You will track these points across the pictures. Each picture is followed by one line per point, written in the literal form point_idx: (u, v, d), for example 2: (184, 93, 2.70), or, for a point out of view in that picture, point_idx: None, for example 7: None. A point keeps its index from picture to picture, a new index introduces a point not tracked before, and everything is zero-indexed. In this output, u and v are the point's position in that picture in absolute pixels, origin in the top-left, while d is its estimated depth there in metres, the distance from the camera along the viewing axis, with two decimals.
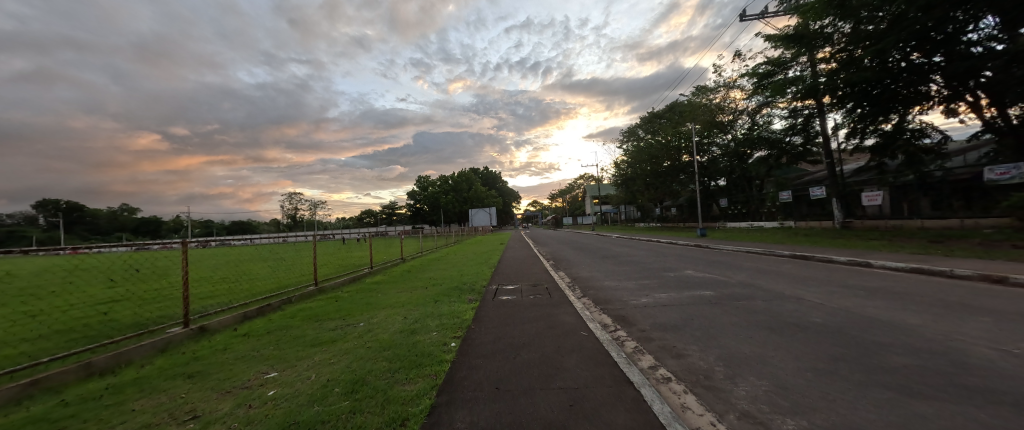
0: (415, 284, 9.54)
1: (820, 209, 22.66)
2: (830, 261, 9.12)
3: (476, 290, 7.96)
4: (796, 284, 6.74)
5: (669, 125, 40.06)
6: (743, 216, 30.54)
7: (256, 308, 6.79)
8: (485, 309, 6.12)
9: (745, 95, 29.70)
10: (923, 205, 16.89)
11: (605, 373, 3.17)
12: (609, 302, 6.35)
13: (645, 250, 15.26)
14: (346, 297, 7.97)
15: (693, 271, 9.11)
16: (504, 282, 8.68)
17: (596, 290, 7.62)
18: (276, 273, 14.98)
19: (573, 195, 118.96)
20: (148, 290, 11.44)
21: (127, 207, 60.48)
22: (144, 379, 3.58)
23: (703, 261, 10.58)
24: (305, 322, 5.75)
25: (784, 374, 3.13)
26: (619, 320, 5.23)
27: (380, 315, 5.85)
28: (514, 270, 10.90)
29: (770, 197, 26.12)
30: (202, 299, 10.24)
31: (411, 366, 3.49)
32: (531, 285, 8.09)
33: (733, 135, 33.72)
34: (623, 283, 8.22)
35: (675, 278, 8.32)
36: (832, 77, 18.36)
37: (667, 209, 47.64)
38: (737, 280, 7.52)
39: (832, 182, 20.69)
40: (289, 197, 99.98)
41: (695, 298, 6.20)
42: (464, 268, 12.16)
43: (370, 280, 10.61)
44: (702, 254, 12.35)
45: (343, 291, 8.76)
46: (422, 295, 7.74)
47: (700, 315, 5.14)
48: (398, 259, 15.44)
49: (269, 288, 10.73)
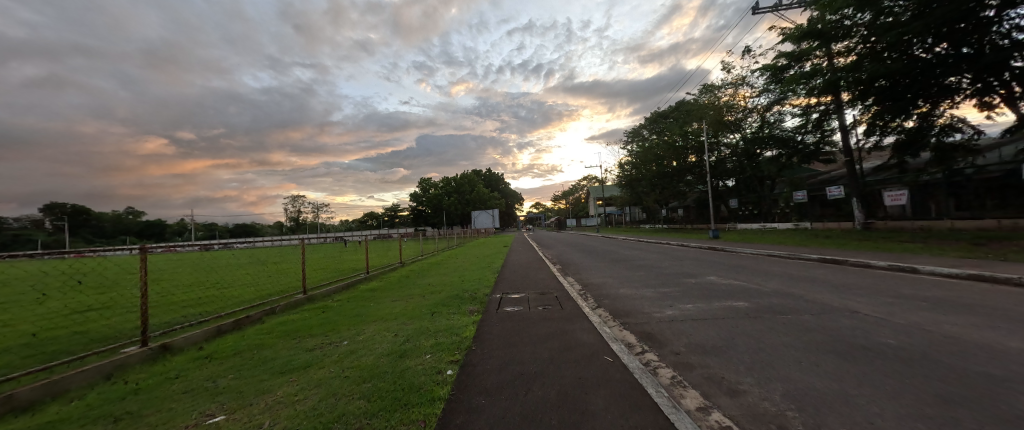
0: (413, 292, 8.79)
1: (838, 209, 21.69)
2: (868, 266, 8.29)
3: (478, 299, 7.21)
4: (842, 294, 5.93)
5: (675, 125, 39.25)
6: (754, 217, 29.66)
7: (231, 321, 6.05)
8: (487, 323, 5.35)
9: (755, 92, 28.85)
10: (952, 204, 15.93)
11: (646, 423, 2.39)
12: (629, 315, 5.56)
13: (657, 253, 14.42)
14: (335, 307, 7.24)
15: (716, 277, 8.31)
16: (509, 290, 7.89)
17: (612, 300, 6.83)
18: (268, 278, 14.27)
19: (577, 197, 118.03)
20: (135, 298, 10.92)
21: (131, 210, 60.65)
22: (58, 424, 2.83)
23: (724, 266, 9.74)
24: (282, 338, 5.01)
25: (886, 424, 2.35)
26: (645, 338, 4.44)
27: (368, 331, 5.10)
28: (519, 276, 10.15)
29: (784, 197, 25.24)
30: (187, 308, 9.63)
31: (393, 408, 2.73)
32: (538, 294, 7.34)
33: (742, 134, 32.78)
34: (640, 291, 7.43)
35: (698, 285, 7.53)
36: (852, 71, 17.47)
37: (674, 211, 46.67)
38: (770, 288, 6.71)
39: (851, 181, 19.76)
40: (292, 200, 100.26)
41: (727, 311, 5.42)
42: (466, 273, 11.40)
43: (365, 286, 9.90)
44: (720, 258, 11.52)
45: (333, 300, 8.05)
46: (418, 305, 6.99)
47: (743, 333, 4.33)
48: (397, 263, 14.71)
49: (257, 296, 10.02)
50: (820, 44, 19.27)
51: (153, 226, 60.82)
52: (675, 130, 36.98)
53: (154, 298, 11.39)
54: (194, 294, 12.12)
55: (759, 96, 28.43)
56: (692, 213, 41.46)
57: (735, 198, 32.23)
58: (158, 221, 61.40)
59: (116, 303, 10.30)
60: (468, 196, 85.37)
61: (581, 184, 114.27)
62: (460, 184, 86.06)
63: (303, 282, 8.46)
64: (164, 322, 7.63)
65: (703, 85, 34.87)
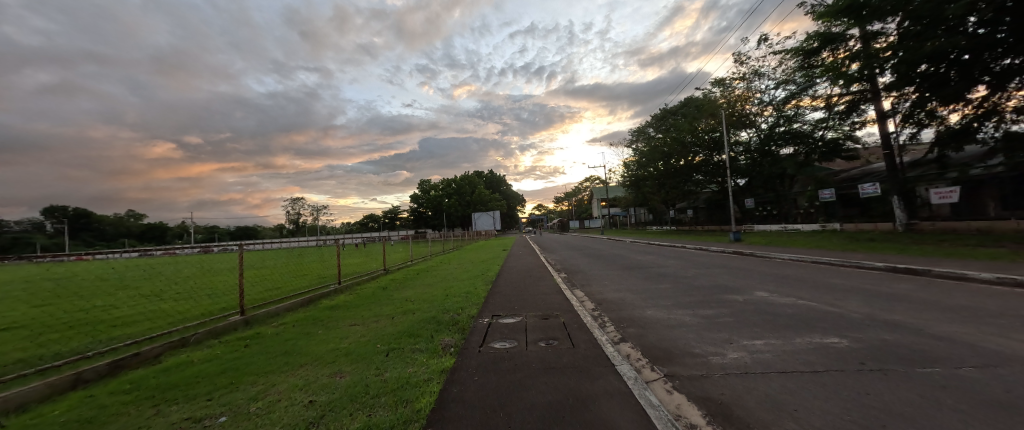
0: (381, 311, 6.98)
1: (870, 209, 19.71)
2: (965, 279, 6.45)
3: (460, 326, 5.44)
4: (976, 325, 4.14)
5: (684, 121, 37.31)
6: (773, 218, 27.68)
7: (107, 364, 4.28)
8: (460, 376, 3.47)
9: (773, 84, 26.91)
10: (1012, 202, 14.00)
11: None
12: (675, 360, 3.72)
13: (675, 259, 12.50)
14: (266, 335, 5.45)
15: (767, 293, 6.51)
16: (502, 312, 6.03)
17: (639, 329, 5.03)
18: (235, 287, 12.57)
19: (580, 198, 116.16)
20: (68, 318, 9.38)
21: (132, 211, 60.82)
22: None
23: (771, 277, 7.86)
24: (136, 406, 3.17)
25: None
26: (720, 417, 2.61)
27: (275, 393, 3.28)
28: (515, 288, 8.34)
29: (808, 197, 23.40)
30: (114, 328, 8.01)
31: None
32: (539, 318, 5.55)
33: (756, 130, 30.81)
34: (674, 312, 5.66)
35: (751, 305, 5.68)
36: (893, 51, 15.54)
37: (682, 212, 44.47)
38: (863, 315, 4.83)
39: (889, 178, 17.75)
40: (292, 202, 99.45)
41: (819, 355, 3.62)
42: (453, 284, 9.63)
43: (328, 302, 8.09)
44: (756, 266, 9.61)
45: (277, 324, 6.25)
46: (378, 335, 5.19)
47: (895, 414, 2.47)
48: (379, 270, 12.97)
49: (198, 314, 8.29)
50: (854, 26, 17.32)
51: (151, 227, 60.83)
52: (684, 127, 35.09)
53: (90, 315, 9.64)
54: (142, 307, 10.43)
55: (776, 88, 26.52)
56: (701, 214, 39.45)
57: (750, 198, 30.24)
58: (157, 223, 61.44)
59: (37, 326, 8.61)
60: (469, 197, 83.77)
61: (584, 186, 112.08)
62: (461, 186, 84.36)
63: (240, 299, 6.68)
64: (66, 351, 6.05)
65: (714, 79, 32.98)
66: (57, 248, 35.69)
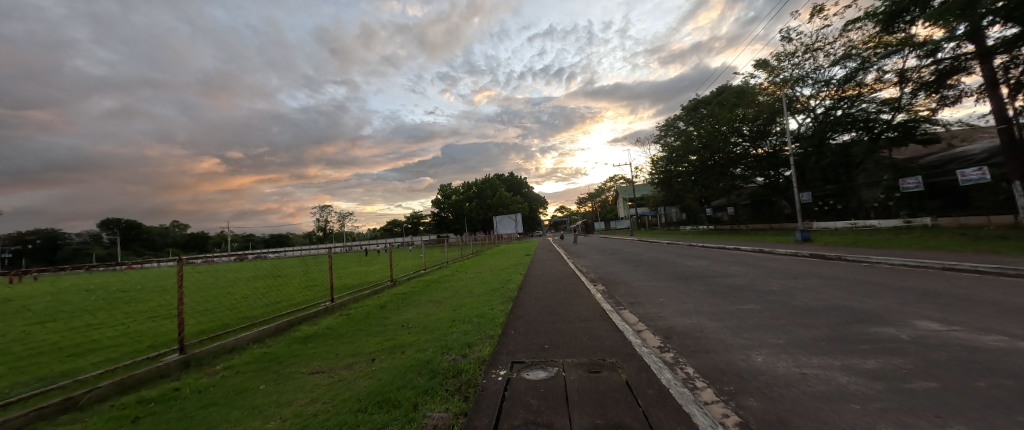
0: (363, 346, 5.17)
1: (972, 198, 16.48)
2: None
3: (462, 387, 3.50)
4: None
5: (722, 109, 33.94)
6: (836, 214, 24.32)
7: None
8: None
9: (834, 60, 23.54)
10: None
11: None
12: None
13: (740, 266, 10.04)
14: (182, 398, 3.67)
15: (933, 323, 4.31)
16: (526, 355, 4.05)
17: (764, 401, 2.87)
18: (232, 300, 11.29)
19: (603, 199, 113.08)
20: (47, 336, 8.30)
21: (176, 221, 64.84)
22: None
23: (912, 296, 5.48)
24: None
25: None
26: None
27: None
28: (546, 310, 6.40)
29: (884, 187, 20.25)
30: (75, 355, 6.69)
31: None
32: (586, 372, 3.49)
33: (809, 115, 27.40)
34: (809, 362, 3.48)
35: (940, 353, 3.43)
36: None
37: (720, 210, 40.90)
38: None
39: (1009, 160, 14.58)
40: (320, 210, 102.43)
41: None
42: (465, 301, 7.84)
43: (306, 329, 6.39)
44: (867, 277, 7.17)
45: (218, 371, 4.50)
46: (334, 402, 3.33)
47: None
48: (385, 282, 11.36)
49: (165, 343, 6.85)
50: None
51: (193, 236, 63.71)
52: (721, 116, 31.92)
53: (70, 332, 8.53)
54: (126, 326, 9.10)
55: (835, 65, 23.35)
56: (743, 211, 36.07)
57: (805, 192, 26.86)
58: (199, 232, 65.17)
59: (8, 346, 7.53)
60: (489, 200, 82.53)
61: (608, 185, 107.97)
62: (482, 189, 83.33)
63: (181, 332, 5.01)
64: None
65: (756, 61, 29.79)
66: (111, 257, 37.54)
